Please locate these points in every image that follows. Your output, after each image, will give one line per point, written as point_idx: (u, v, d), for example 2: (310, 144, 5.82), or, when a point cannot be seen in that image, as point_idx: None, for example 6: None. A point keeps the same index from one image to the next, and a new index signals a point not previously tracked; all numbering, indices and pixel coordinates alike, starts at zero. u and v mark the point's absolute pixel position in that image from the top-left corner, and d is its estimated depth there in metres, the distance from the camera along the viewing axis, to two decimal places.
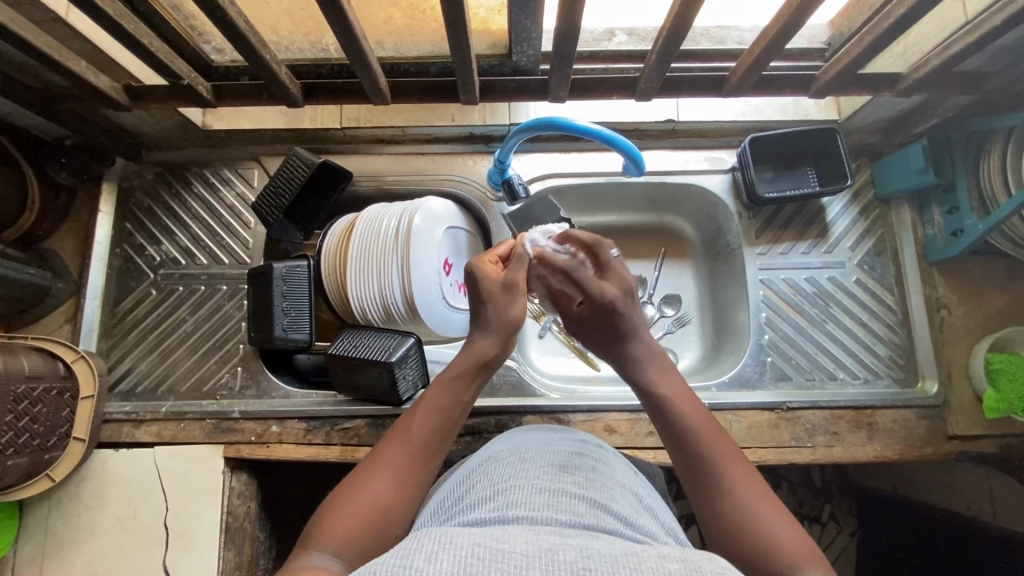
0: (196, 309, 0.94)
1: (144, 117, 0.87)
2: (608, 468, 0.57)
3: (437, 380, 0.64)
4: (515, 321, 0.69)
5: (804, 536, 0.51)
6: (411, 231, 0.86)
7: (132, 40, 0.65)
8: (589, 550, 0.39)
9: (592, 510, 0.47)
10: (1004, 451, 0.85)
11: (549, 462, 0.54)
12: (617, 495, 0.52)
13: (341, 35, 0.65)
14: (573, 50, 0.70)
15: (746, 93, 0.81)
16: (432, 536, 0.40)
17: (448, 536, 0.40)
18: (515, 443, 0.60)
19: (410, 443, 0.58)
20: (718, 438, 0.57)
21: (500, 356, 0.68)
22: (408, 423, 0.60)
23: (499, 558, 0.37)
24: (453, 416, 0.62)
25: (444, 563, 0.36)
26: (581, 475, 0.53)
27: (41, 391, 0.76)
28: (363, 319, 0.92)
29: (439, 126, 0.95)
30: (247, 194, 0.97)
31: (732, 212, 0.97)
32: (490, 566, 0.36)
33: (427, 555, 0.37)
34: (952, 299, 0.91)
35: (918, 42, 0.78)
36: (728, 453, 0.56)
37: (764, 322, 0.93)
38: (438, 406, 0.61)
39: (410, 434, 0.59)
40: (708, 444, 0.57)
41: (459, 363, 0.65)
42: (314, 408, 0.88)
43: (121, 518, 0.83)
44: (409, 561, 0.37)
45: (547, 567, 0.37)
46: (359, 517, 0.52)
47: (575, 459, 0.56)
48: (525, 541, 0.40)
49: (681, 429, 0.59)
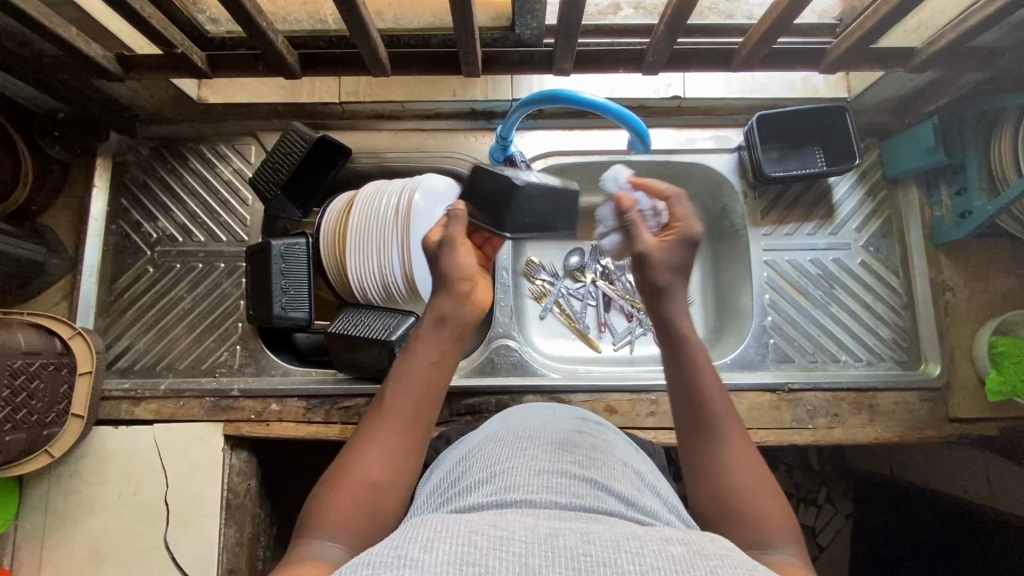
0: (194, 286, 0.93)
1: (138, 88, 0.85)
2: (606, 446, 0.57)
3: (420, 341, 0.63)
4: (462, 269, 0.66)
5: (786, 505, 0.50)
6: (411, 208, 0.85)
7: (123, 5, 0.63)
8: (590, 535, 0.39)
9: (591, 492, 0.47)
10: (1004, 434, 0.85)
11: (548, 441, 0.54)
12: (617, 474, 0.52)
13: (339, 1, 0.62)
14: (579, 19, 0.68)
15: (755, 68, 0.78)
16: (429, 524, 0.39)
17: (443, 524, 0.39)
18: (513, 422, 0.60)
19: (396, 415, 0.57)
20: (724, 406, 0.56)
21: (473, 313, 0.66)
22: (388, 394, 0.59)
23: (497, 545, 0.37)
24: (432, 382, 0.60)
25: (439, 552, 0.36)
26: (581, 454, 0.52)
27: (38, 367, 0.75)
28: (363, 297, 0.91)
29: (439, 100, 0.93)
30: (244, 169, 0.95)
31: (737, 192, 0.95)
32: (488, 554, 0.36)
33: (423, 545, 0.37)
34: (958, 281, 0.90)
35: (933, 15, 0.75)
36: (729, 420, 0.55)
37: (767, 303, 0.92)
38: (415, 374, 0.60)
39: (391, 406, 0.58)
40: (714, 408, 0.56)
41: (431, 329, 0.63)
42: (314, 386, 0.88)
43: (122, 494, 0.83)
44: (404, 551, 0.36)
45: (547, 554, 0.36)
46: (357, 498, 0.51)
47: (575, 437, 0.56)
48: (525, 526, 0.40)
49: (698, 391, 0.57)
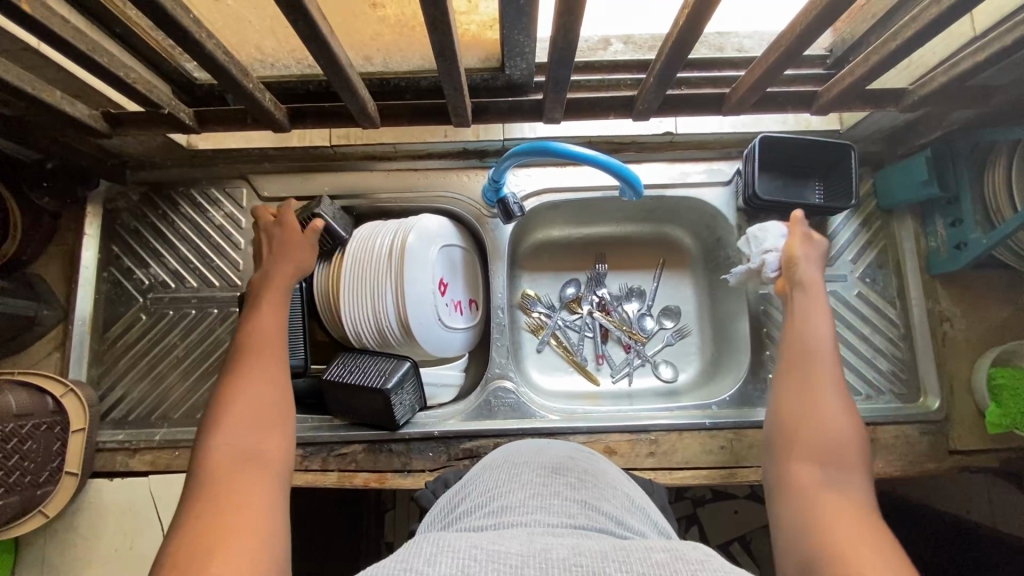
0: (188, 332, 0.93)
1: (129, 141, 0.84)
2: (601, 473, 0.56)
3: (260, 292, 0.75)
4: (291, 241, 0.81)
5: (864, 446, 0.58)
6: (405, 250, 0.84)
7: (106, 72, 0.62)
8: (581, 548, 0.38)
9: (583, 510, 0.46)
10: (1005, 465, 0.85)
11: (542, 466, 0.54)
12: (609, 496, 0.51)
13: (324, 62, 0.61)
14: (567, 74, 0.68)
15: (747, 111, 0.78)
16: (430, 541, 0.39)
17: (445, 540, 0.39)
18: (509, 452, 0.60)
19: (254, 347, 0.66)
20: (829, 364, 0.65)
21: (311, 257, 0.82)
22: (251, 336, 0.68)
23: (495, 558, 0.36)
24: (281, 303, 0.74)
25: (441, 566, 0.35)
26: (572, 477, 0.52)
27: (30, 428, 0.75)
28: (358, 342, 0.90)
29: (431, 142, 0.93)
30: (236, 214, 0.95)
31: (732, 225, 0.95)
32: (487, 567, 0.35)
33: (426, 558, 0.36)
34: (955, 312, 0.90)
35: (923, 55, 0.75)
36: (831, 375, 0.64)
37: (765, 337, 0.92)
38: (273, 304, 0.73)
39: (256, 336, 0.68)
40: (822, 359, 0.65)
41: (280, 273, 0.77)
42: (310, 434, 0.87)
43: (117, 550, 0.82)
44: (408, 564, 0.36)
45: (541, 565, 0.36)
46: (255, 404, 0.59)
47: (568, 463, 0.55)
48: (520, 542, 0.39)
49: (806, 343, 0.67)
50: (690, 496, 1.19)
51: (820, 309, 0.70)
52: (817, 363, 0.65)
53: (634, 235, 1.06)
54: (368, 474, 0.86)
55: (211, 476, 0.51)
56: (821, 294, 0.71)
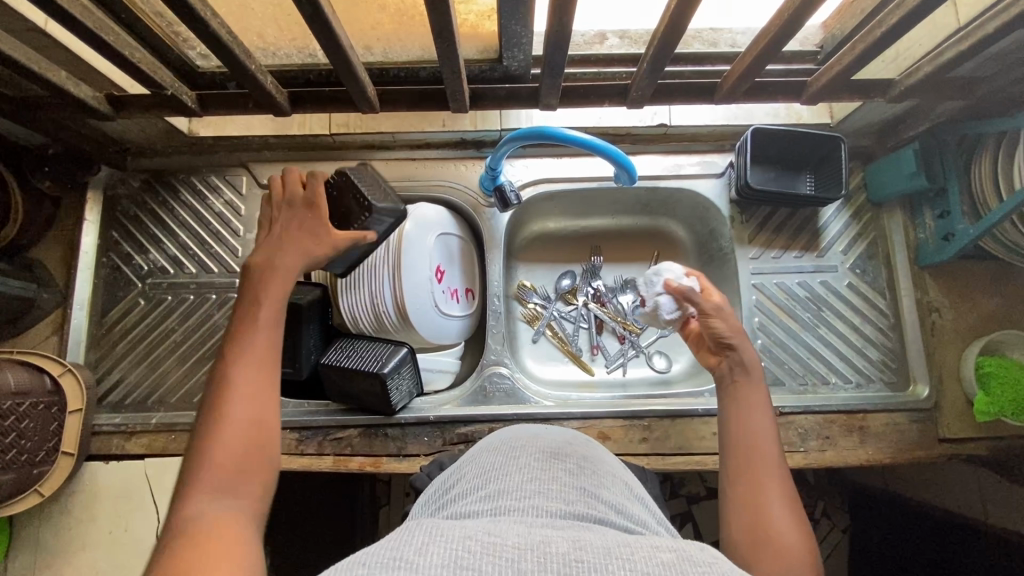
0: (186, 318, 0.93)
1: (131, 126, 0.85)
2: (598, 458, 0.57)
3: (254, 286, 0.61)
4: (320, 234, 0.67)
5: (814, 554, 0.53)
6: (403, 236, 0.85)
7: (112, 51, 0.63)
8: (581, 542, 0.38)
9: (581, 498, 0.47)
10: (994, 453, 0.86)
11: (540, 450, 0.54)
12: (607, 484, 0.52)
13: (325, 44, 0.63)
14: (563, 59, 0.69)
15: (739, 100, 0.80)
16: (424, 529, 0.39)
17: (441, 529, 0.39)
18: (518, 432, 0.60)
19: (251, 361, 0.55)
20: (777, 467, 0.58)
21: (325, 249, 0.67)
22: (239, 345, 0.56)
23: (490, 551, 0.36)
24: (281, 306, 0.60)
25: (434, 556, 0.35)
26: (571, 463, 0.52)
27: (27, 406, 0.76)
28: (355, 327, 0.90)
29: (428, 131, 0.95)
30: (236, 201, 0.96)
31: (723, 216, 0.96)
32: (482, 559, 0.35)
33: (418, 549, 0.36)
34: (944, 303, 0.91)
35: (910, 47, 0.77)
36: (780, 478, 0.57)
37: (757, 326, 0.93)
38: (274, 310, 0.59)
39: (247, 349, 0.55)
40: (769, 458, 0.59)
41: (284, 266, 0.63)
42: (307, 418, 0.88)
43: (111, 531, 0.82)
44: (401, 554, 0.36)
45: (539, 560, 0.35)
46: (244, 438, 0.50)
47: (566, 448, 0.56)
48: (517, 533, 0.39)
49: (746, 443, 0.60)
50: (683, 490, 1.20)
51: (761, 402, 0.64)
52: (756, 462, 0.59)
53: (629, 228, 1.08)
54: (363, 458, 0.87)
55: (186, 534, 0.43)
56: (762, 386, 0.66)
